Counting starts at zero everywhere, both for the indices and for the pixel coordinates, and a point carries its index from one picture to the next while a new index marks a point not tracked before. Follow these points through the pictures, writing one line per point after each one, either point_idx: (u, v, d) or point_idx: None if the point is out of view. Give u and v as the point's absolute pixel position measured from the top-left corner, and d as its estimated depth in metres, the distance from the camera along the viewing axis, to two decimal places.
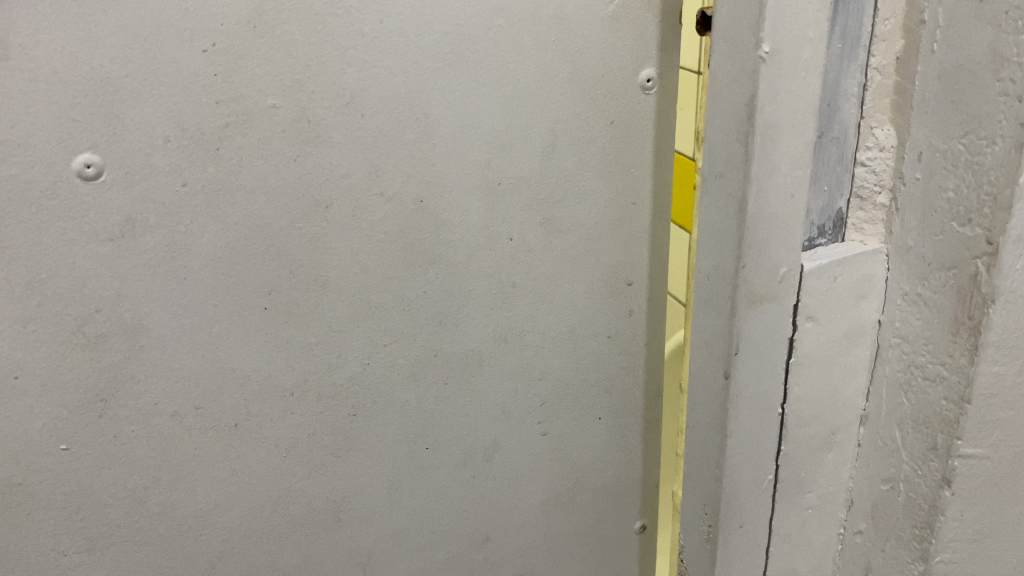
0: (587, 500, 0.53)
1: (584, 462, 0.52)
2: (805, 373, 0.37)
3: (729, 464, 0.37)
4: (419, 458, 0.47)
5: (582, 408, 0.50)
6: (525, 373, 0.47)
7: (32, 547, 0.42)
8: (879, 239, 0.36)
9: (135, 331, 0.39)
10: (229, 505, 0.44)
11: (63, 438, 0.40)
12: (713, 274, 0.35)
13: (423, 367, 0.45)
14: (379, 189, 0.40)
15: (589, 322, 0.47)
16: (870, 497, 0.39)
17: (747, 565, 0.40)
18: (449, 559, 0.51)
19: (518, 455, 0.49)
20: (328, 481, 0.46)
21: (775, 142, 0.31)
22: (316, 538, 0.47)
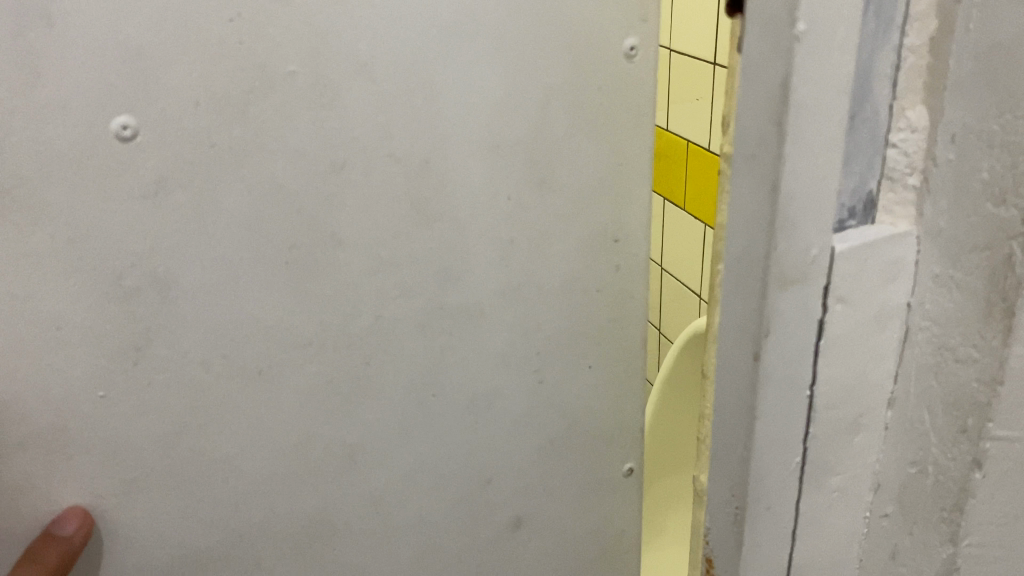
0: (592, 388, 0.84)
1: (586, 360, 0.82)
2: (833, 356, 0.37)
3: (757, 444, 0.37)
4: (487, 344, 0.77)
5: (579, 352, 0.82)
6: (523, 276, 0.76)
7: (73, 490, 0.66)
8: (909, 222, 0.35)
9: (163, 282, 0.62)
10: (256, 450, 0.71)
11: (99, 387, 0.63)
12: (744, 256, 0.35)
13: (431, 317, 0.73)
14: (388, 151, 0.65)
15: (584, 268, 0.78)
16: (898, 479, 0.39)
17: (773, 549, 0.40)
18: (456, 498, 0.82)
19: (518, 401, 0.81)
20: (337, 428, 0.73)
21: (809, 122, 0.31)
22: (337, 476, 0.75)
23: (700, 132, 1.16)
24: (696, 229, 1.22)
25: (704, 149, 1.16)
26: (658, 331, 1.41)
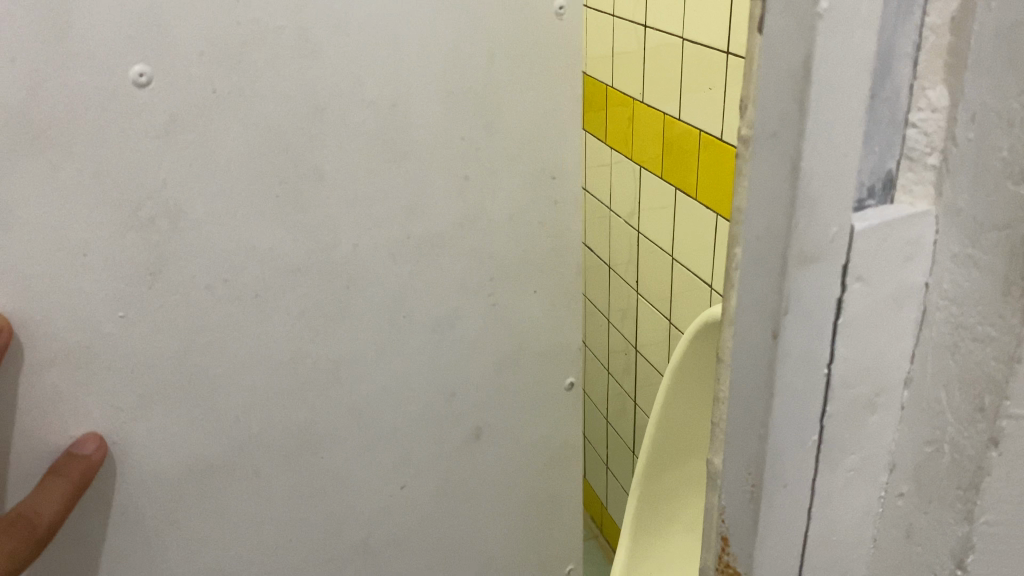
0: (535, 304, 0.96)
1: (533, 284, 0.95)
2: (851, 335, 0.37)
3: (774, 422, 0.38)
4: (449, 266, 0.89)
5: (525, 280, 0.94)
6: (476, 216, 0.88)
7: (97, 401, 0.77)
8: (928, 201, 0.36)
9: (175, 214, 0.74)
10: (251, 366, 0.83)
11: (121, 309, 0.75)
12: (763, 235, 0.36)
13: (403, 245, 0.86)
14: (362, 98, 0.78)
15: (530, 202, 0.90)
16: (914, 459, 0.40)
17: (789, 527, 0.41)
18: (423, 412, 0.95)
19: (475, 323, 0.93)
20: (327, 346, 0.86)
21: (830, 101, 0.32)
22: (320, 393, 0.88)
23: (712, 122, 1.16)
24: (707, 219, 1.22)
25: (717, 139, 1.16)
26: (667, 321, 1.42)
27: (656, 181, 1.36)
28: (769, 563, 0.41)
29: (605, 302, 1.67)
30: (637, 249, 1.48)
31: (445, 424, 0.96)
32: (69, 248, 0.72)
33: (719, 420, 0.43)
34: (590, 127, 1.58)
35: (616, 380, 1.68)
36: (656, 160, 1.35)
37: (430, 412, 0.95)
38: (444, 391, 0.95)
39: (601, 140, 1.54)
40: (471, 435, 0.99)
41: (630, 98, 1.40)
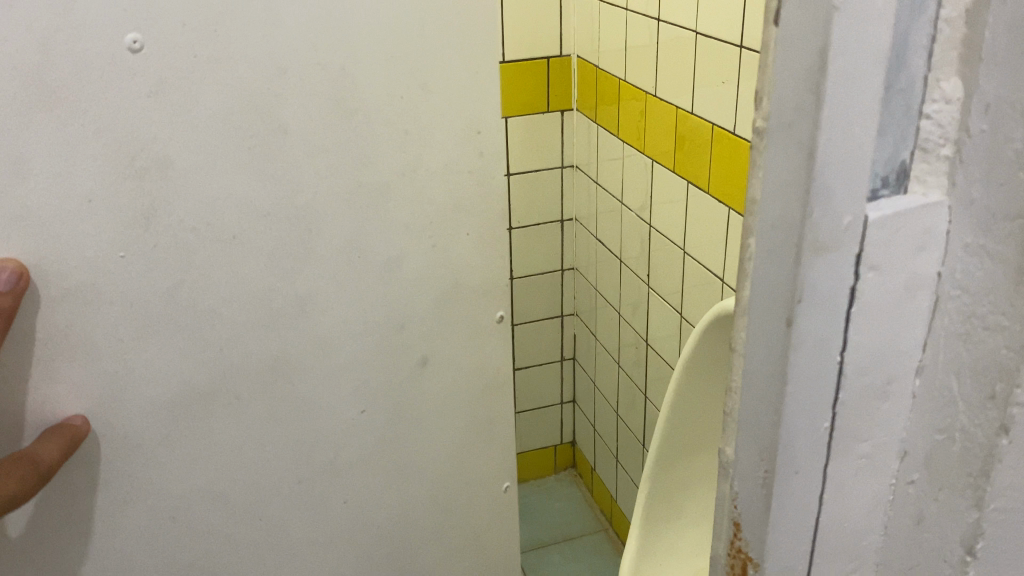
0: (470, 246, 0.97)
1: (466, 228, 0.96)
2: (864, 323, 0.38)
3: (787, 408, 0.38)
4: (393, 216, 0.91)
5: (461, 226, 0.95)
6: (414, 169, 0.90)
7: (102, 332, 0.83)
8: (941, 192, 0.36)
9: (165, 164, 0.79)
10: (229, 300, 0.87)
11: (121, 249, 0.80)
12: (778, 224, 0.36)
13: (350, 195, 0.88)
14: (316, 63, 0.82)
15: (461, 154, 0.92)
16: (925, 447, 0.40)
17: (801, 512, 0.41)
18: (376, 347, 0.97)
19: (418, 263, 0.95)
20: (293, 283, 0.89)
21: (846, 91, 0.32)
22: (290, 323, 0.91)
23: (726, 116, 1.17)
24: (719, 213, 1.23)
25: (730, 133, 1.16)
26: (679, 315, 1.42)
27: (668, 175, 1.37)
28: (781, 547, 0.42)
29: (616, 296, 1.67)
30: (649, 243, 1.48)
31: (393, 358, 0.98)
32: (72, 192, 0.77)
33: (730, 409, 0.44)
34: (602, 121, 1.58)
35: (627, 374, 1.68)
36: (668, 154, 1.35)
37: (378, 347, 0.97)
38: (393, 326, 0.96)
39: (614, 134, 1.54)
40: (418, 366, 1.00)
41: (643, 92, 1.40)
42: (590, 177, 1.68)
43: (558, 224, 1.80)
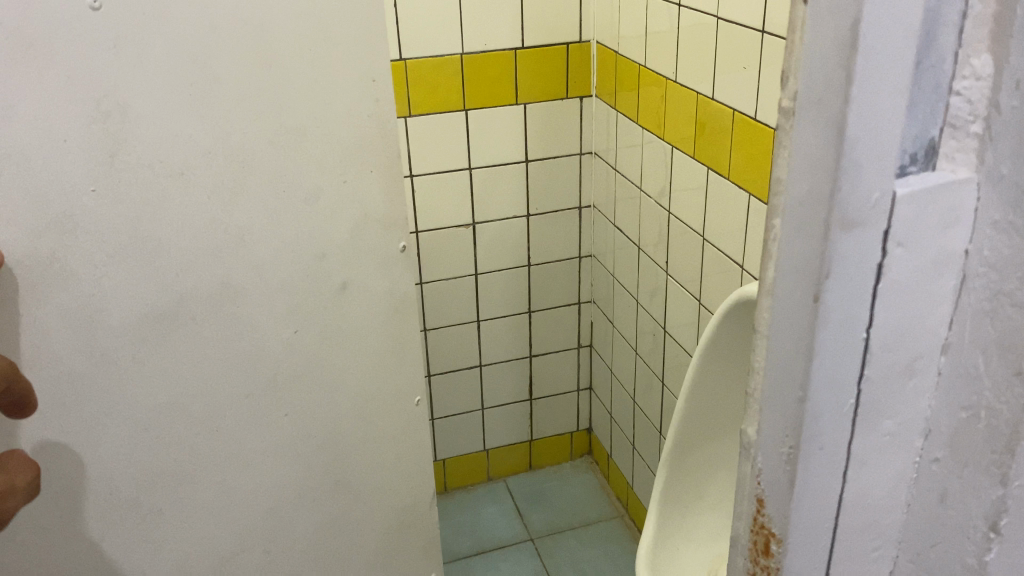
0: (376, 185, 0.95)
1: (372, 167, 0.94)
2: (891, 299, 0.38)
3: (812, 385, 0.39)
4: (308, 159, 0.89)
5: (363, 165, 0.93)
6: (323, 112, 0.88)
7: (81, 263, 0.80)
8: (969, 168, 0.36)
9: (123, 106, 0.77)
10: (182, 232, 0.85)
11: (92, 184, 0.78)
12: (805, 200, 0.36)
13: (267, 137, 0.86)
14: (232, 8, 0.80)
15: (362, 99, 0.90)
16: (949, 424, 0.41)
17: (825, 488, 0.42)
18: (302, 277, 0.94)
19: (331, 199, 0.93)
20: (234, 214, 0.87)
21: (876, 67, 0.32)
22: (232, 253, 0.89)
23: (747, 102, 1.16)
24: (741, 200, 1.22)
25: (751, 119, 1.16)
26: (697, 302, 1.42)
27: (688, 161, 1.36)
28: (805, 524, 0.42)
29: (634, 282, 1.67)
30: (668, 230, 1.48)
31: (313, 288, 0.96)
32: (48, 134, 0.74)
33: (752, 388, 0.44)
34: (622, 108, 1.57)
35: (644, 361, 1.68)
36: (688, 140, 1.35)
37: (301, 282, 0.94)
38: (314, 260, 0.94)
39: (634, 121, 1.54)
40: (337, 290, 0.97)
41: (664, 78, 1.40)
42: (608, 164, 1.68)
43: (576, 211, 1.80)
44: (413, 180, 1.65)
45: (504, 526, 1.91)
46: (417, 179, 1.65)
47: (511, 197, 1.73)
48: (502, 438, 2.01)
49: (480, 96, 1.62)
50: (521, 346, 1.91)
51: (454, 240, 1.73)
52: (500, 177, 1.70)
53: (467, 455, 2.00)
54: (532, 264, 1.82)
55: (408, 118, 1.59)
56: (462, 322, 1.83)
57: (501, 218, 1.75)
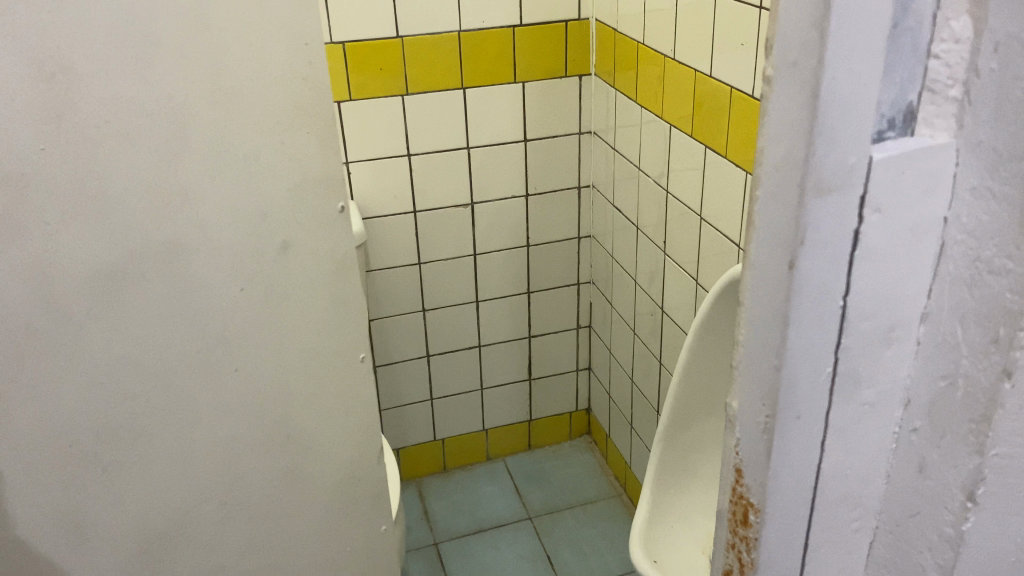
0: (312, 144, 0.84)
1: (308, 127, 0.83)
2: (869, 267, 0.37)
3: (789, 353, 0.38)
4: (247, 114, 0.79)
5: (300, 126, 0.82)
6: (260, 67, 0.78)
7: (33, 224, 0.73)
8: (948, 134, 0.36)
9: (63, 61, 0.70)
10: (132, 190, 0.76)
11: (42, 143, 0.71)
12: (781, 165, 0.36)
13: (199, 94, 0.76)
14: None
15: (293, 52, 0.79)
16: (928, 394, 0.40)
17: (804, 458, 0.41)
18: (243, 235, 0.84)
19: (273, 161, 0.82)
20: (177, 174, 0.78)
21: (851, 28, 0.32)
22: (178, 212, 0.79)
23: (744, 79, 1.15)
24: (738, 178, 1.22)
25: (748, 96, 1.15)
26: (695, 281, 1.42)
27: (687, 140, 1.35)
28: (783, 494, 0.42)
29: (633, 262, 1.66)
30: (667, 209, 1.48)
31: (257, 248, 0.85)
32: None
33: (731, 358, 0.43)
34: (621, 87, 1.56)
35: (642, 341, 1.68)
36: (686, 118, 1.34)
37: (244, 245, 0.84)
38: (257, 220, 0.84)
39: (633, 100, 1.53)
40: (277, 251, 0.86)
41: (663, 56, 1.38)
42: (608, 144, 1.67)
43: (575, 191, 1.79)
44: (411, 159, 1.64)
45: (502, 505, 1.91)
46: (414, 158, 1.64)
47: (508, 175, 1.72)
48: (501, 418, 2.01)
49: (478, 74, 1.61)
50: (520, 326, 1.91)
51: (453, 220, 1.73)
52: (499, 156, 1.70)
53: (466, 435, 2.00)
54: (531, 244, 1.81)
55: (405, 96, 1.58)
56: (461, 302, 1.83)
57: (500, 197, 1.74)
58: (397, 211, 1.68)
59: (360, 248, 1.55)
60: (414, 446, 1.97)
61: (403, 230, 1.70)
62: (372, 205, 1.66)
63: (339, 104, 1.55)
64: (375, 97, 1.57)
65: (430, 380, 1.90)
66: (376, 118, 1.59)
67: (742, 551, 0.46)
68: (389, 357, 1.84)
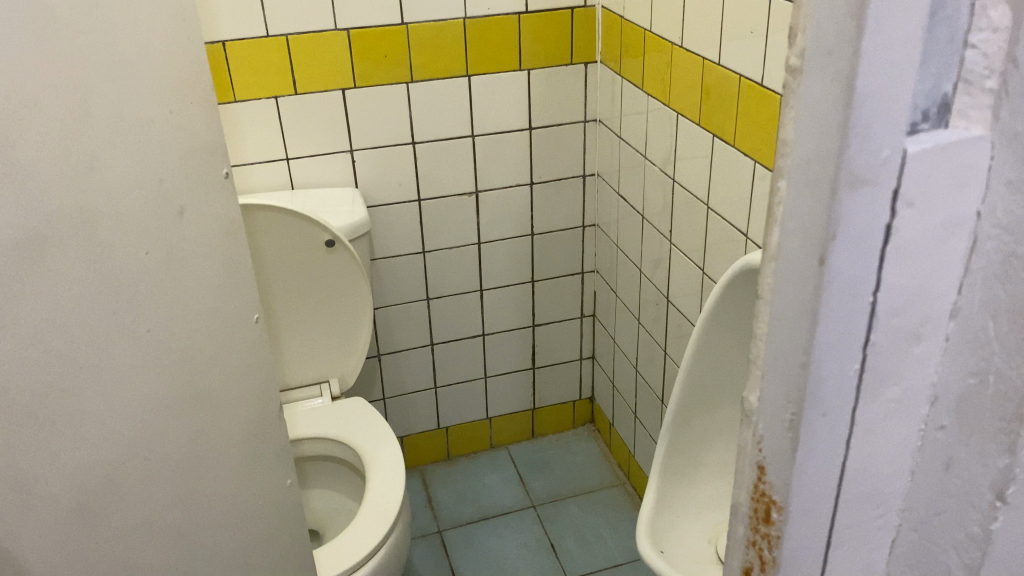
0: (196, 116, 0.81)
1: (191, 99, 0.80)
2: (900, 261, 0.37)
3: (817, 349, 0.38)
4: (142, 92, 0.72)
5: (186, 98, 0.79)
6: (147, 43, 0.73)
7: None
8: (983, 126, 0.35)
9: None
10: (60, 169, 0.63)
11: None
12: (811, 158, 0.35)
13: (107, 72, 0.68)
14: None
15: (176, 28, 0.77)
16: (957, 390, 0.40)
17: (829, 455, 0.41)
18: (151, 204, 0.74)
19: (168, 133, 0.76)
20: (100, 156, 0.68)
21: (891, 18, 0.31)
22: (100, 186, 0.68)
23: (754, 67, 1.14)
24: (746, 166, 1.20)
25: (757, 85, 1.14)
26: (700, 270, 1.41)
27: (693, 127, 1.34)
28: (808, 491, 0.42)
29: (637, 251, 1.66)
30: (672, 198, 1.47)
31: (157, 213, 0.75)
32: None
33: (752, 354, 0.43)
34: (627, 74, 1.55)
35: (647, 330, 1.68)
36: (693, 106, 1.33)
37: (147, 213, 0.74)
38: (156, 186, 0.75)
39: (639, 87, 1.51)
40: (175, 215, 0.78)
41: (670, 43, 1.37)
42: (613, 132, 1.66)
43: (580, 179, 1.78)
44: (415, 148, 1.63)
45: (506, 494, 1.91)
46: (419, 146, 1.63)
47: (512, 163, 1.71)
48: (504, 406, 2.01)
49: (483, 62, 1.59)
50: (523, 314, 1.90)
51: (457, 209, 1.72)
52: (503, 144, 1.69)
53: (469, 423, 2.00)
54: (535, 233, 1.80)
55: (409, 84, 1.57)
56: (465, 290, 1.82)
57: (504, 186, 1.73)
58: (402, 199, 1.67)
59: (366, 238, 1.55)
60: (418, 435, 1.97)
61: (407, 219, 1.69)
62: (373, 192, 1.65)
63: (342, 91, 1.54)
64: (378, 85, 1.55)
65: (433, 369, 1.89)
66: (380, 106, 1.58)
67: (763, 548, 0.45)
68: (392, 345, 1.83)
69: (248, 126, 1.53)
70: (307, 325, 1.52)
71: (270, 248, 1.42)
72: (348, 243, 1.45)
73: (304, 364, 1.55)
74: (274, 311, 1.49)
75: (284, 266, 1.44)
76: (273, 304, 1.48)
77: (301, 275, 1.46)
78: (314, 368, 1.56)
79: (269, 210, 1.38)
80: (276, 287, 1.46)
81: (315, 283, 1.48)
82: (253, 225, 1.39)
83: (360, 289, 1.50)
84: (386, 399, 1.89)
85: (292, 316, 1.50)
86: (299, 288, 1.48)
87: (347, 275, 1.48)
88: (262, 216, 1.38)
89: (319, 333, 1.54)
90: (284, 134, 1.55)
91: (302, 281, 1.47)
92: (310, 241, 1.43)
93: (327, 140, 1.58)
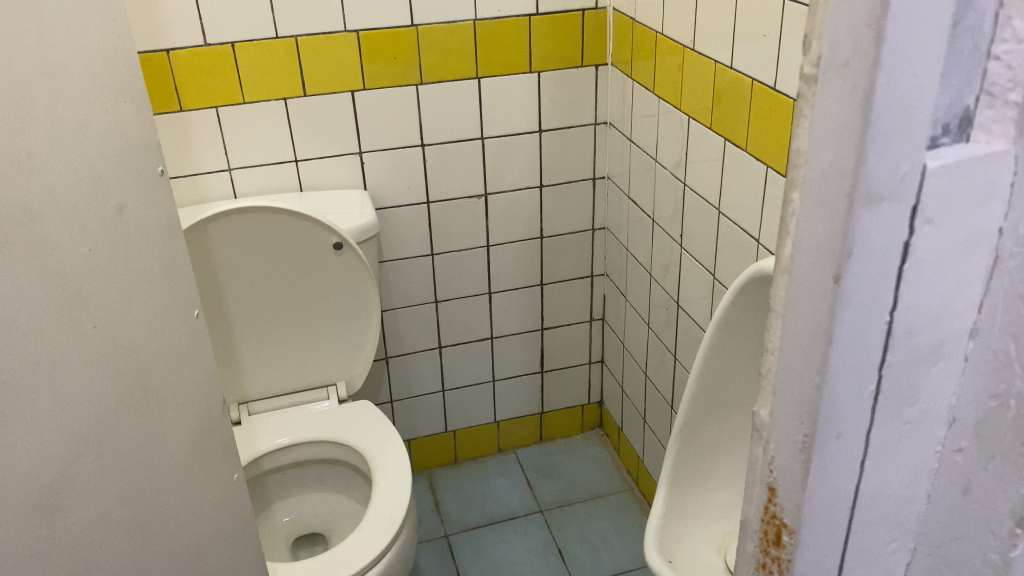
0: (129, 113, 0.73)
1: (125, 96, 0.72)
2: (918, 280, 0.35)
3: (831, 369, 0.36)
4: (74, 85, 0.64)
5: (127, 95, 0.73)
6: (105, 58, 0.69)
7: None
8: (1006, 140, 0.34)
9: None
10: (49, 190, 0.60)
11: None
12: (827, 173, 0.34)
13: (76, 95, 0.64)
14: None
15: (117, 35, 0.71)
16: (975, 414, 0.39)
17: (841, 477, 0.39)
18: (123, 228, 0.71)
19: (116, 143, 0.71)
20: (78, 175, 0.64)
21: (910, 28, 0.30)
22: (82, 204, 0.64)
23: (766, 71, 1.13)
24: (758, 170, 1.19)
25: (769, 89, 1.12)
26: (712, 276, 1.39)
27: (704, 131, 1.33)
28: (819, 515, 0.40)
29: (647, 256, 1.64)
30: (683, 202, 1.45)
31: (96, 207, 0.66)
32: None
33: (763, 369, 0.41)
34: (638, 77, 1.54)
35: (656, 334, 1.66)
36: (703, 111, 1.32)
37: (88, 210, 0.65)
38: (95, 183, 0.67)
39: (649, 91, 1.50)
40: (116, 213, 0.70)
41: (681, 47, 1.36)
42: (623, 134, 1.64)
43: (590, 182, 1.76)
44: (424, 150, 1.62)
45: (513, 498, 1.90)
46: (428, 148, 1.62)
47: (523, 166, 1.70)
48: (514, 410, 2.00)
49: (493, 64, 1.58)
50: (533, 317, 1.89)
51: (466, 211, 1.71)
52: (513, 147, 1.67)
53: (477, 427, 1.99)
54: (545, 236, 1.79)
55: (419, 86, 1.56)
56: (472, 294, 1.81)
57: (513, 189, 1.72)
58: (411, 201, 1.66)
59: (373, 240, 1.54)
60: (425, 438, 1.96)
61: (416, 221, 1.69)
62: (381, 195, 1.64)
63: (352, 93, 1.53)
64: (389, 87, 1.55)
65: (442, 372, 1.88)
66: (390, 109, 1.57)
67: (773, 569, 0.44)
68: (400, 348, 1.82)
69: (257, 128, 1.52)
70: (267, 336, 1.49)
71: (221, 262, 1.39)
72: (356, 246, 1.44)
73: (263, 377, 1.52)
74: (228, 328, 1.46)
75: (236, 279, 1.42)
76: (226, 320, 1.45)
77: (257, 286, 1.44)
78: (277, 379, 1.54)
79: (222, 221, 1.35)
80: (228, 303, 1.43)
81: (275, 293, 1.45)
82: (205, 239, 1.36)
83: (370, 293, 1.50)
84: (394, 402, 1.88)
85: (246, 330, 1.47)
86: (254, 300, 1.45)
87: (354, 278, 1.47)
88: (214, 228, 1.35)
89: (283, 342, 1.51)
90: (292, 136, 1.54)
91: (257, 293, 1.44)
92: (317, 243, 1.42)
93: (336, 142, 1.57)
